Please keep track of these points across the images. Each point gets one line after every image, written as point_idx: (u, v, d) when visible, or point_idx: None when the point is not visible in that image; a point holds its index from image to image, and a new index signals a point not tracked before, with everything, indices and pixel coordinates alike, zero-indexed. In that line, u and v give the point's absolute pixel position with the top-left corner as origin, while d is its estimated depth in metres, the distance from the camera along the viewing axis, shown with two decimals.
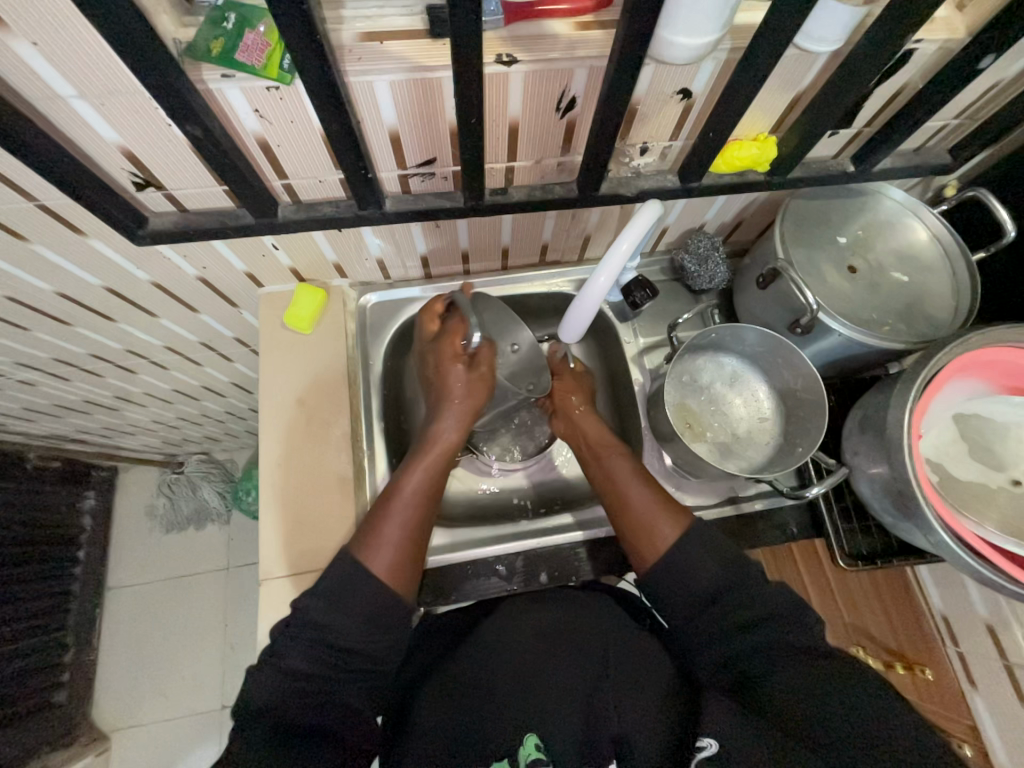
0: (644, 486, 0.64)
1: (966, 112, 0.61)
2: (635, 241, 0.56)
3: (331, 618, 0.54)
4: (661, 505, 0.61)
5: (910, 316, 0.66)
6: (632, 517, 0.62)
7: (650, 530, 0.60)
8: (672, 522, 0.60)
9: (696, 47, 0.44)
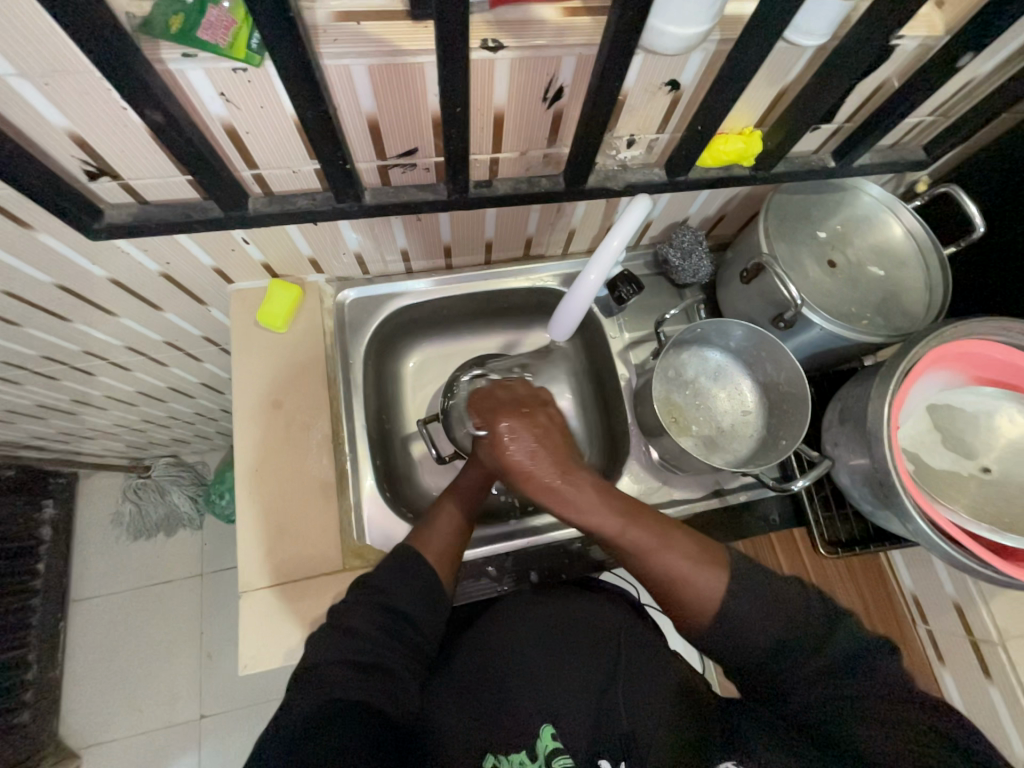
0: (667, 552, 0.55)
1: (939, 109, 0.63)
2: (625, 239, 0.56)
3: (396, 589, 0.56)
4: (700, 562, 0.55)
5: (888, 310, 0.67)
6: (663, 588, 0.55)
7: (694, 597, 0.53)
8: (712, 577, 0.54)
9: (687, 38, 0.43)
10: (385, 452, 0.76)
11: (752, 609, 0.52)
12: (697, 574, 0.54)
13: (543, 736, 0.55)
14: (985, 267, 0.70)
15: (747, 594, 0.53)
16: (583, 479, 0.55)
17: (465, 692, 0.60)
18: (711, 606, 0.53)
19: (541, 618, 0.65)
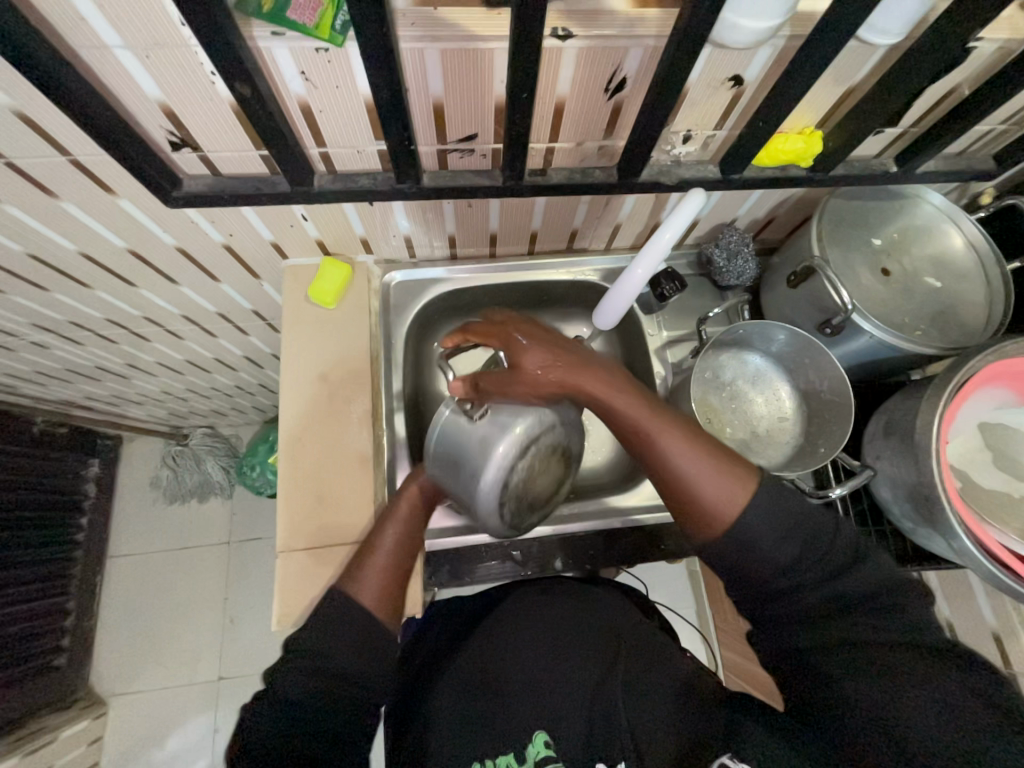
0: (689, 453, 0.54)
1: (1013, 117, 0.61)
2: (678, 232, 0.56)
3: (324, 646, 0.53)
4: (721, 469, 0.53)
5: (945, 323, 0.65)
6: (679, 490, 0.54)
7: (709, 501, 0.53)
8: (736, 483, 0.52)
9: (759, 31, 0.43)
10: (419, 433, 0.78)
11: (769, 528, 0.51)
12: (718, 483, 0.53)
13: (536, 742, 0.58)
14: None
15: (764, 508, 0.52)
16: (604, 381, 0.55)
17: (459, 692, 0.64)
18: (727, 508, 0.52)
19: (539, 618, 0.68)
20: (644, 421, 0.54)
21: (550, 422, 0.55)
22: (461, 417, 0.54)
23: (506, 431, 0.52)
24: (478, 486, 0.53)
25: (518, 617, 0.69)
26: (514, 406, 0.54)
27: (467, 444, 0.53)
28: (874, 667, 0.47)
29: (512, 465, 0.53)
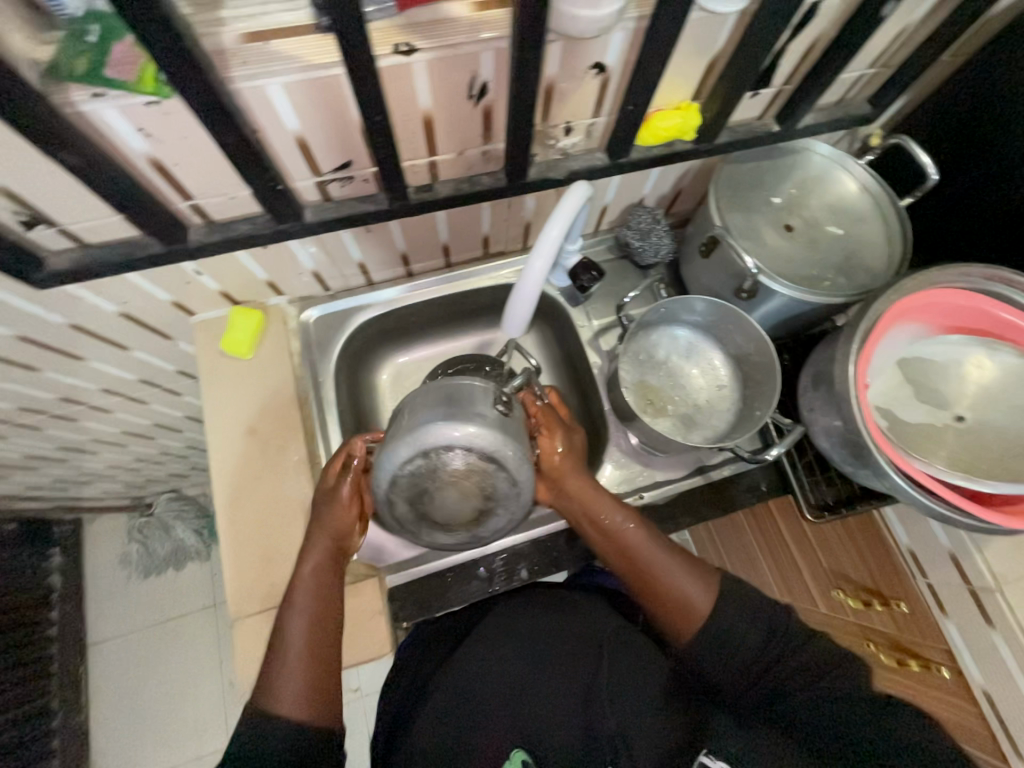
0: (664, 557, 0.59)
1: (878, 60, 0.62)
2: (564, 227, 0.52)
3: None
4: (687, 565, 0.60)
5: (851, 268, 0.66)
6: (664, 586, 0.58)
7: (677, 598, 0.58)
8: (702, 583, 0.58)
9: (600, 18, 0.42)
10: None
11: (735, 614, 0.56)
12: (686, 582, 0.58)
13: (513, 760, 0.57)
14: (948, 213, 0.70)
15: (731, 594, 0.57)
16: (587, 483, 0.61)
17: (440, 716, 0.62)
18: (706, 606, 0.57)
19: (520, 632, 0.67)
20: (621, 525, 0.60)
21: (510, 468, 0.49)
22: (483, 396, 0.51)
23: (479, 424, 0.48)
24: (404, 436, 0.48)
25: (495, 631, 0.67)
26: (516, 437, 0.50)
27: (453, 404, 0.49)
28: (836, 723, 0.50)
29: (451, 452, 0.48)
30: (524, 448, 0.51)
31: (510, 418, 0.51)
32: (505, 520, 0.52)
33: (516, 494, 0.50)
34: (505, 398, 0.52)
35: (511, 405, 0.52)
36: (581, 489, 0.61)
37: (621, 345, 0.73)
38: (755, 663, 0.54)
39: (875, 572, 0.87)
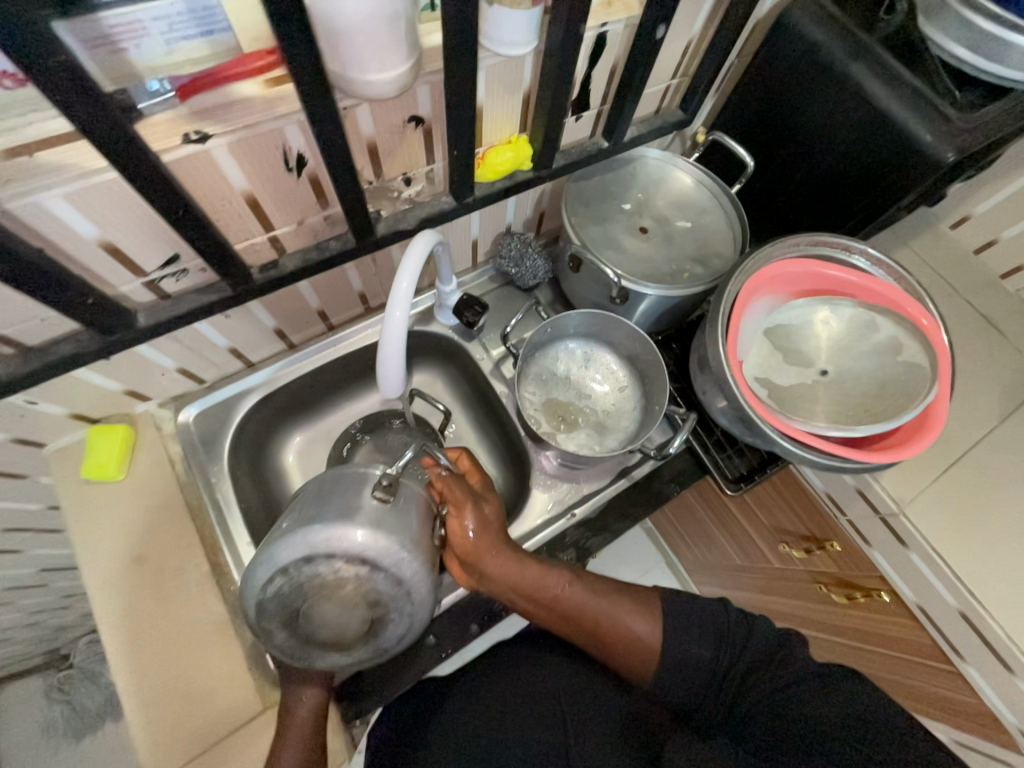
0: (607, 601, 0.60)
1: (678, 71, 0.69)
2: (414, 279, 0.51)
3: None
4: (630, 599, 0.62)
5: (706, 256, 0.71)
6: (613, 635, 0.59)
7: (629, 638, 0.59)
8: (649, 614, 0.61)
9: (393, 79, 0.43)
10: None
11: (682, 636, 0.59)
12: (635, 618, 0.60)
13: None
14: (773, 190, 0.78)
15: (673, 618, 0.61)
16: (511, 556, 0.58)
17: None
18: (656, 642, 0.59)
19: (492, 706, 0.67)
20: (559, 587, 0.59)
21: (390, 568, 0.46)
22: (364, 483, 0.49)
23: (346, 526, 0.45)
24: (268, 556, 0.45)
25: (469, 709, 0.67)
26: (396, 527, 0.46)
27: (321, 504, 0.47)
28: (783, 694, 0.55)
29: (313, 562, 0.45)
30: (411, 534, 0.47)
31: (391, 501, 0.48)
32: (405, 621, 0.48)
33: (405, 592, 0.47)
34: (385, 480, 0.48)
35: (394, 487, 0.49)
36: (507, 569, 0.57)
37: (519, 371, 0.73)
38: (708, 678, 0.58)
39: (811, 521, 0.92)
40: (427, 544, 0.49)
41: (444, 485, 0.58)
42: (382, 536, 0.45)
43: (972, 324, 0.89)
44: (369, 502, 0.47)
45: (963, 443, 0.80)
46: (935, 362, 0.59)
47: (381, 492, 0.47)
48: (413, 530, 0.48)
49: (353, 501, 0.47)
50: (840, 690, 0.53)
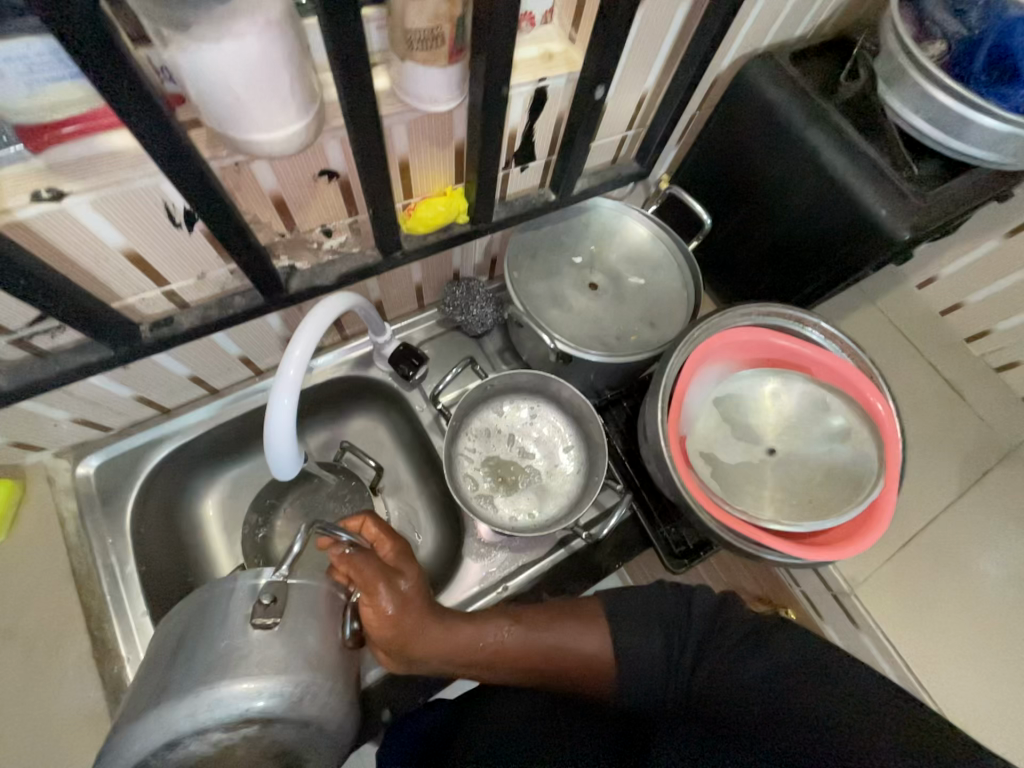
0: (549, 628, 0.56)
1: (633, 122, 0.65)
2: (309, 347, 0.47)
3: None
4: (571, 617, 0.58)
5: (656, 317, 0.67)
6: (568, 664, 0.55)
7: (581, 661, 0.55)
8: (591, 624, 0.57)
9: (285, 140, 0.38)
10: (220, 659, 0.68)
11: (624, 630, 0.56)
12: (581, 634, 0.56)
13: None
14: (732, 247, 0.74)
15: (614, 614, 0.58)
16: (437, 623, 0.53)
17: None
18: (609, 653, 0.55)
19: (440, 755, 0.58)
20: (491, 629, 0.55)
21: (295, 710, 0.40)
22: (240, 611, 0.42)
23: (226, 683, 0.39)
24: (118, 755, 0.38)
25: None
26: (294, 655, 0.41)
27: (188, 666, 0.40)
28: (744, 655, 0.51)
29: (185, 740, 0.38)
30: (315, 655, 0.43)
31: (279, 626, 0.42)
32: (327, 750, 0.44)
33: (316, 728, 0.42)
34: (267, 600, 0.43)
35: (280, 605, 0.43)
36: (440, 637, 0.53)
37: (451, 428, 0.69)
38: (666, 656, 0.55)
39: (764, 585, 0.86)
40: (336, 652, 0.44)
41: (347, 566, 0.51)
42: (274, 676, 0.40)
43: (934, 387, 0.86)
44: (250, 637, 0.41)
45: (920, 514, 0.77)
46: (882, 452, 0.56)
47: (264, 617, 0.42)
48: (316, 650, 0.43)
49: (229, 646, 0.41)
50: (789, 641, 0.51)
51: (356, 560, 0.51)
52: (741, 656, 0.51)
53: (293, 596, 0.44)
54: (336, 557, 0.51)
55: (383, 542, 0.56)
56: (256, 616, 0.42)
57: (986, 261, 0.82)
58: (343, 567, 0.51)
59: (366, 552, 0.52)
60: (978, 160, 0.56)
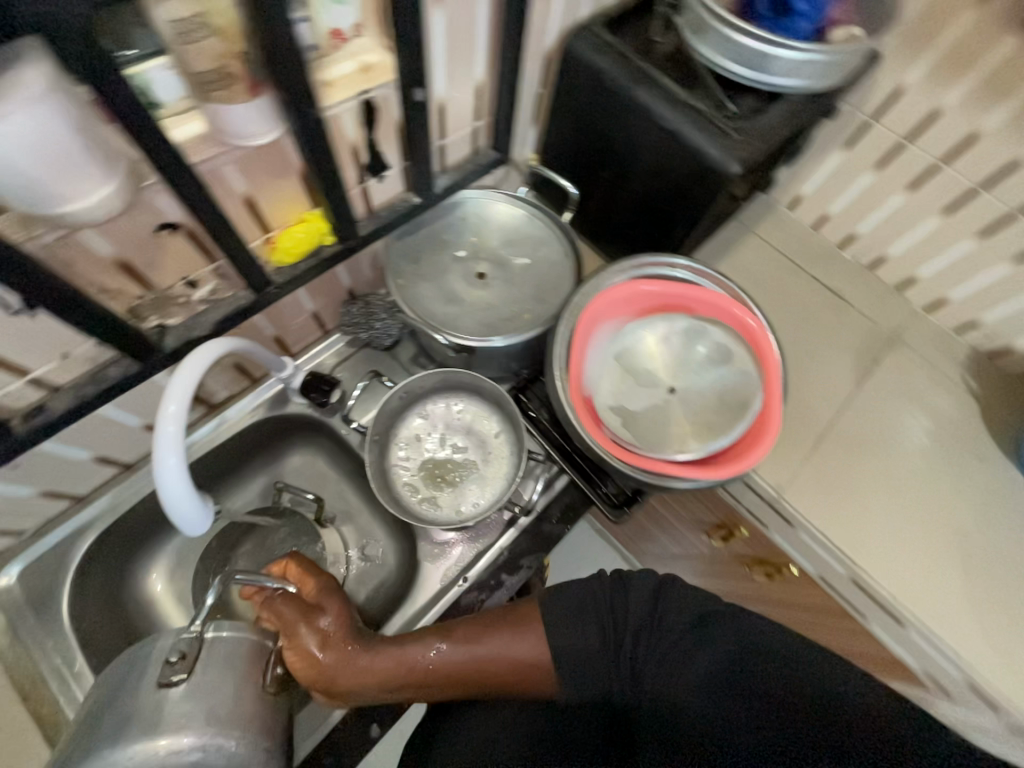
0: (479, 641, 0.56)
1: (479, 112, 0.67)
2: (183, 400, 0.46)
3: None
4: (502, 624, 0.57)
5: (545, 292, 0.70)
6: (504, 674, 0.55)
7: (517, 666, 0.55)
8: (524, 629, 0.56)
9: (99, 205, 0.38)
10: None
11: (568, 630, 0.56)
12: (513, 643, 0.56)
13: None
14: (606, 209, 0.78)
15: (555, 618, 0.57)
16: (362, 656, 0.55)
17: None
18: (546, 655, 0.55)
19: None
20: (420, 653, 0.56)
21: (206, 762, 0.43)
22: (153, 672, 0.46)
23: (129, 741, 0.41)
24: None
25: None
26: (199, 708, 0.44)
27: (100, 728, 0.43)
28: (690, 641, 0.53)
29: None
30: (224, 707, 0.45)
31: (189, 676, 0.45)
32: None
33: None
34: (177, 657, 0.46)
35: (190, 661, 0.46)
36: (367, 667, 0.55)
37: (371, 440, 0.70)
38: (605, 651, 0.55)
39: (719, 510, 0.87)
40: (253, 698, 0.47)
41: (268, 614, 0.55)
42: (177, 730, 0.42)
43: (820, 297, 0.94)
44: (158, 696, 0.44)
45: (829, 412, 0.84)
46: (762, 364, 0.62)
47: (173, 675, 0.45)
48: (227, 698, 0.45)
49: (139, 702, 0.44)
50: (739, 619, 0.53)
51: (274, 607, 0.55)
52: (690, 639, 0.53)
53: (206, 651, 0.48)
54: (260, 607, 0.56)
55: (308, 582, 0.60)
56: (166, 673, 0.45)
57: (837, 172, 0.89)
58: (266, 615, 0.55)
59: (287, 596, 0.57)
60: (785, 88, 0.61)
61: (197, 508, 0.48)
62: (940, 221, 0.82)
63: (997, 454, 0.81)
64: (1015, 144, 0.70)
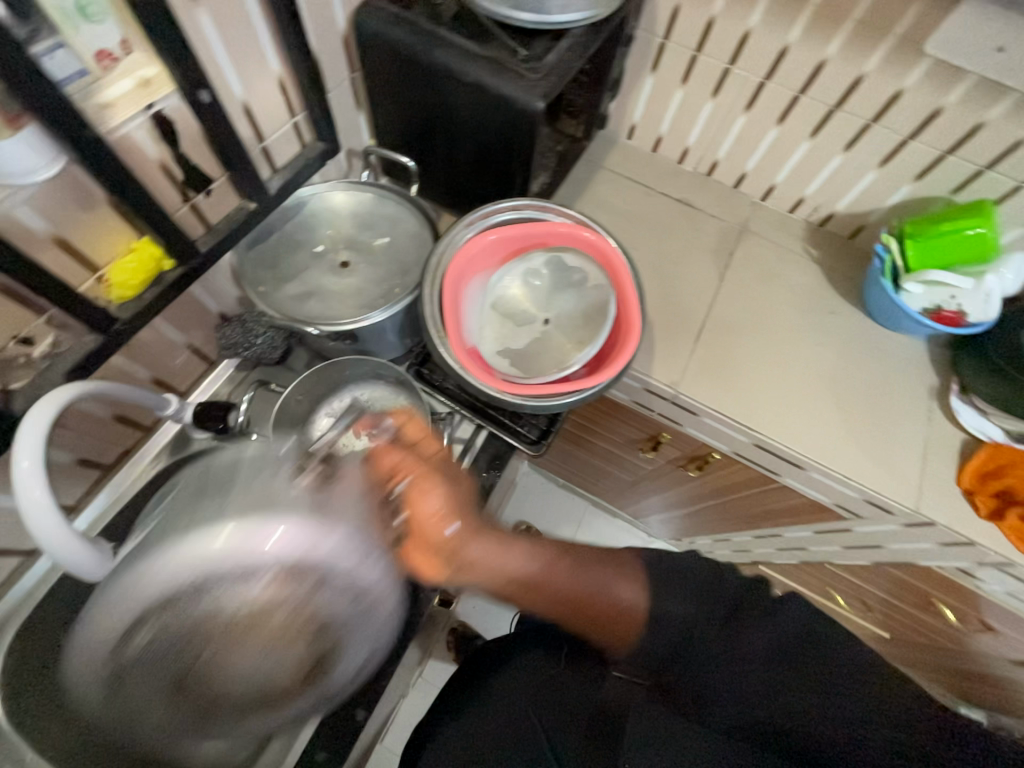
0: (589, 569, 0.56)
1: (292, 106, 0.68)
2: (36, 450, 0.45)
3: None
4: (607, 561, 0.58)
5: (409, 266, 0.72)
6: (601, 613, 0.55)
7: (618, 606, 0.55)
8: (630, 571, 0.57)
9: None
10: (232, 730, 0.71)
11: (670, 596, 0.55)
12: (620, 582, 0.56)
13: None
14: (451, 176, 0.81)
15: (659, 579, 0.57)
16: (489, 536, 0.54)
17: None
18: (643, 609, 0.55)
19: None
20: (544, 557, 0.56)
21: (345, 566, 0.42)
22: (279, 475, 0.44)
23: (262, 523, 0.40)
24: (143, 590, 0.40)
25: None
26: (341, 518, 0.42)
27: (222, 504, 0.41)
28: (773, 626, 0.54)
29: (210, 588, 0.40)
30: (368, 524, 0.43)
31: (329, 485, 0.44)
32: (366, 630, 0.45)
33: (362, 598, 0.43)
34: (313, 469, 0.45)
35: (324, 474, 0.45)
36: (491, 550, 0.53)
37: None
38: (697, 622, 0.54)
39: (639, 423, 0.98)
40: (383, 530, 0.45)
41: (391, 466, 0.51)
42: (323, 526, 0.41)
43: (675, 210, 1.02)
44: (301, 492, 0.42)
45: (703, 307, 0.93)
46: (609, 269, 0.68)
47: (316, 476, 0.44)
48: (363, 513, 0.43)
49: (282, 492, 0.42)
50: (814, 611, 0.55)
51: (406, 463, 0.52)
52: (774, 626, 0.54)
53: (336, 471, 0.46)
54: (375, 460, 0.51)
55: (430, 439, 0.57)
56: (300, 483, 0.43)
57: (654, 95, 0.98)
58: (385, 470, 0.51)
59: (409, 458, 0.53)
60: (569, 24, 0.66)
61: (91, 556, 0.48)
62: (747, 117, 0.92)
63: (845, 304, 0.94)
64: (778, 32, 0.80)
